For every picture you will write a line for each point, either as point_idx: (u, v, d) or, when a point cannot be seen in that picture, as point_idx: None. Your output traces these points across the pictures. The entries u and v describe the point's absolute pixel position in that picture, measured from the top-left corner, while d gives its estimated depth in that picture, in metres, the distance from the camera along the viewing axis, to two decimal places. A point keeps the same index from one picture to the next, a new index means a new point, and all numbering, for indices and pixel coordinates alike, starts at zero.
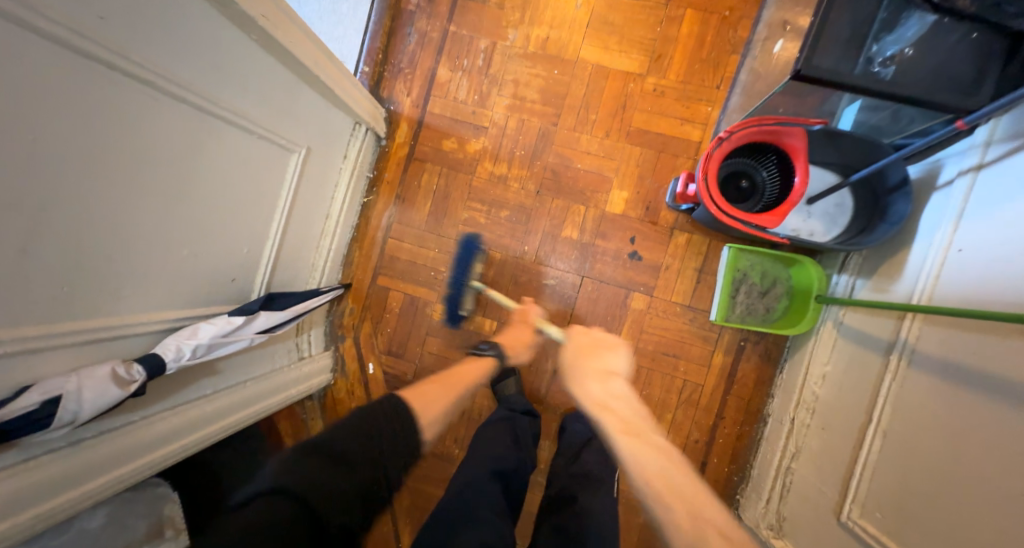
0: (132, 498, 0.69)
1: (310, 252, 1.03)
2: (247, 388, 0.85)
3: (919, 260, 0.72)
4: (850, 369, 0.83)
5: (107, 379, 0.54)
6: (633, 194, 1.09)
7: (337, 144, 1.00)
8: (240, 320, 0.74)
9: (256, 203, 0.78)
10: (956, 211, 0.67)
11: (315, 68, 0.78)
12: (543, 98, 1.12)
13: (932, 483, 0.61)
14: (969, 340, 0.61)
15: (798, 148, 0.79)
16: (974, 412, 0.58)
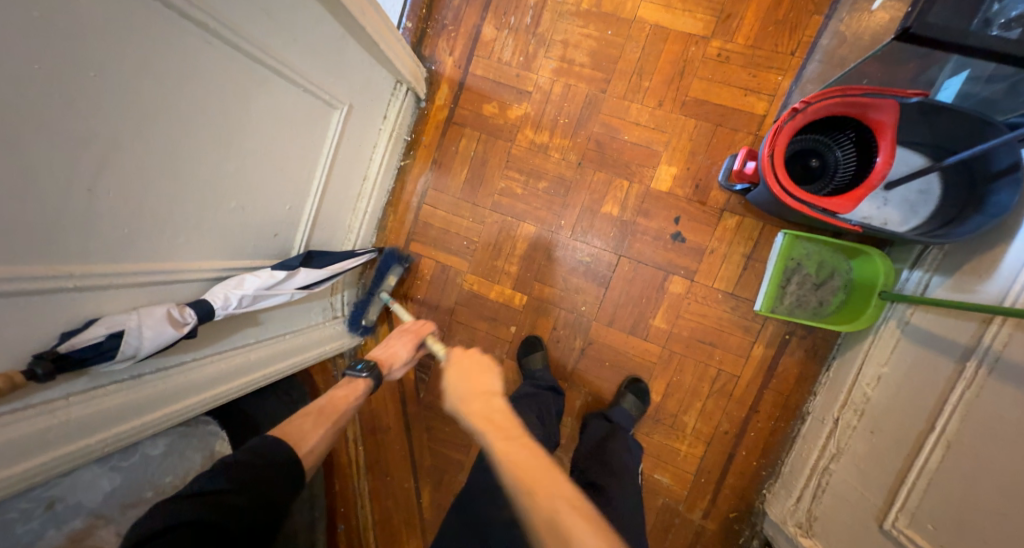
0: (187, 432, 0.71)
1: (346, 213, 1.03)
2: (286, 341, 0.87)
3: (1019, 257, 0.63)
4: (913, 372, 0.76)
5: (164, 319, 0.56)
6: (683, 170, 1.02)
7: (378, 103, 0.97)
8: (282, 274, 0.74)
9: (299, 159, 0.77)
10: None
11: (362, 20, 0.75)
12: (593, 62, 1.05)
13: (1003, 502, 0.56)
14: None
15: (885, 125, 0.69)
16: None
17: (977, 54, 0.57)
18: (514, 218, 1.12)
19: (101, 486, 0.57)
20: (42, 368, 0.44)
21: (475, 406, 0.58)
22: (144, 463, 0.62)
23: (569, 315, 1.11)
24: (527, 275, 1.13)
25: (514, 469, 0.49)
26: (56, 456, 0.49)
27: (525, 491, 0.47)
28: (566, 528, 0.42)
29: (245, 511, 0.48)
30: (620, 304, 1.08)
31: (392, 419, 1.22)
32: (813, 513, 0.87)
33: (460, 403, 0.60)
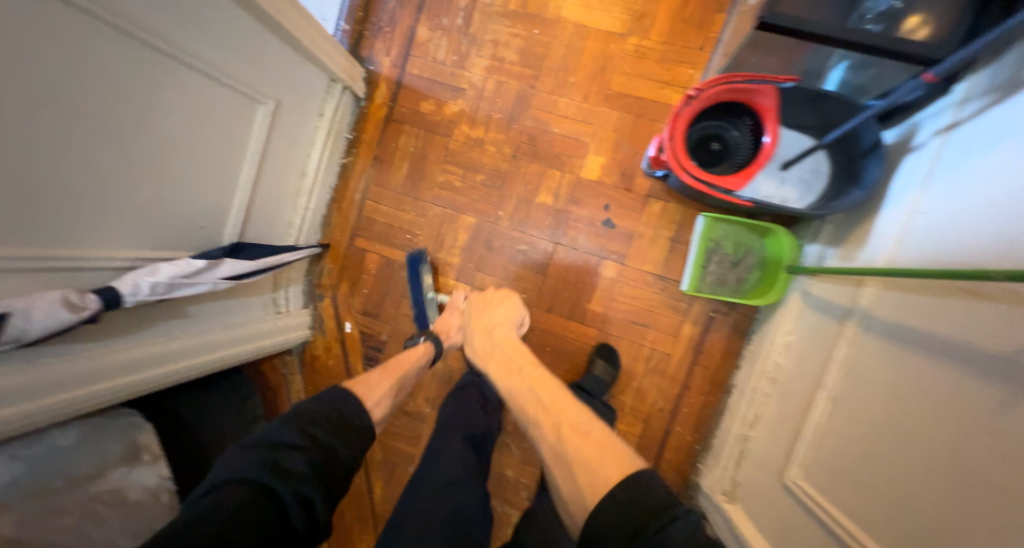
0: (104, 424, 0.72)
1: (286, 209, 1.05)
2: (215, 333, 0.88)
3: (886, 225, 0.69)
4: (810, 337, 0.81)
5: (59, 303, 0.54)
6: (609, 159, 1.07)
7: (312, 101, 1.00)
8: (202, 264, 0.75)
9: (224, 153, 0.79)
10: (925, 172, 0.64)
11: (280, 16, 0.76)
12: (522, 60, 1.10)
13: (871, 444, 0.60)
14: (922, 302, 0.58)
15: (769, 108, 0.76)
16: (914, 374, 0.57)
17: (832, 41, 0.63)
18: (455, 211, 1.16)
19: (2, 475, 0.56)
20: None
21: (480, 342, 0.80)
22: (49, 452, 0.62)
23: None
24: (468, 265, 1.16)
25: (512, 389, 0.64)
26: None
27: (539, 420, 0.56)
28: (580, 459, 0.47)
29: (311, 475, 0.47)
30: (558, 290, 1.12)
31: None
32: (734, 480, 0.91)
33: (474, 336, 0.84)
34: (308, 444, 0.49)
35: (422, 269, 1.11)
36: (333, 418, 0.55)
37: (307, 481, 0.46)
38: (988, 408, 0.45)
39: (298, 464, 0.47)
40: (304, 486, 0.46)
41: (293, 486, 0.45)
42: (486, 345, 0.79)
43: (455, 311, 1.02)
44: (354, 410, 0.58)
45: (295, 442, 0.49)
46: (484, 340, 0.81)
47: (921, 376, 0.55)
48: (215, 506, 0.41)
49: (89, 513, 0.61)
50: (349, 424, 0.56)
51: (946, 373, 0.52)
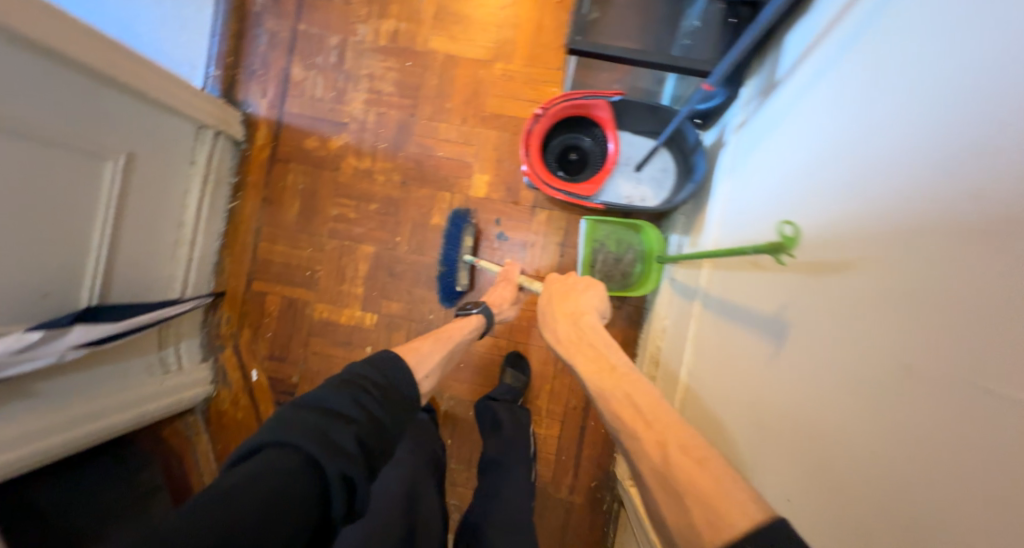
0: None
1: (163, 262, 1.03)
2: (74, 407, 0.83)
3: (709, 214, 0.81)
4: (674, 320, 0.90)
5: None
6: (493, 177, 1.13)
7: (177, 149, 1.00)
8: (39, 336, 0.70)
9: (64, 214, 0.76)
10: (729, 164, 0.77)
11: (112, 68, 0.77)
12: (398, 91, 1.14)
13: (707, 404, 0.69)
14: (733, 277, 0.68)
15: (606, 119, 0.88)
16: (730, 337, 0.66)
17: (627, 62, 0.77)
18: (353, 242, 1.16)
19: None
20: None
21: (561, 326, 0.68)
22: None
23: (419, 325, 1.15)
24: (373, 293, 1.16)
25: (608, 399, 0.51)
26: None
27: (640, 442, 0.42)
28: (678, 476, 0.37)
29: (360, 451, 0.44)
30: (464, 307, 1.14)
31: None
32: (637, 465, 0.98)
33: (551, 321, 0.72)
34: (359, 418, 0.47)
35: (466, 230, 1.11)
36: (381, 394, 0.53)
37: (358, 460, 0.43)
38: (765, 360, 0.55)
39: (347, 438, 0.44)
40: (349, 462, 0.42)
41: (343, 464, 0.42)
42: (564, 331, 0.67)
43: (506, 281, 0.95)
44: (404, 380, 0.57)
45: (348, 415, 0.47)
46: (558, 324, 0.69)
47: (732, 340, 0.66)
48: (263, 471, 0.39)
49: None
50: (397, 404, 0.54)
51: (745, 332, 0.62)
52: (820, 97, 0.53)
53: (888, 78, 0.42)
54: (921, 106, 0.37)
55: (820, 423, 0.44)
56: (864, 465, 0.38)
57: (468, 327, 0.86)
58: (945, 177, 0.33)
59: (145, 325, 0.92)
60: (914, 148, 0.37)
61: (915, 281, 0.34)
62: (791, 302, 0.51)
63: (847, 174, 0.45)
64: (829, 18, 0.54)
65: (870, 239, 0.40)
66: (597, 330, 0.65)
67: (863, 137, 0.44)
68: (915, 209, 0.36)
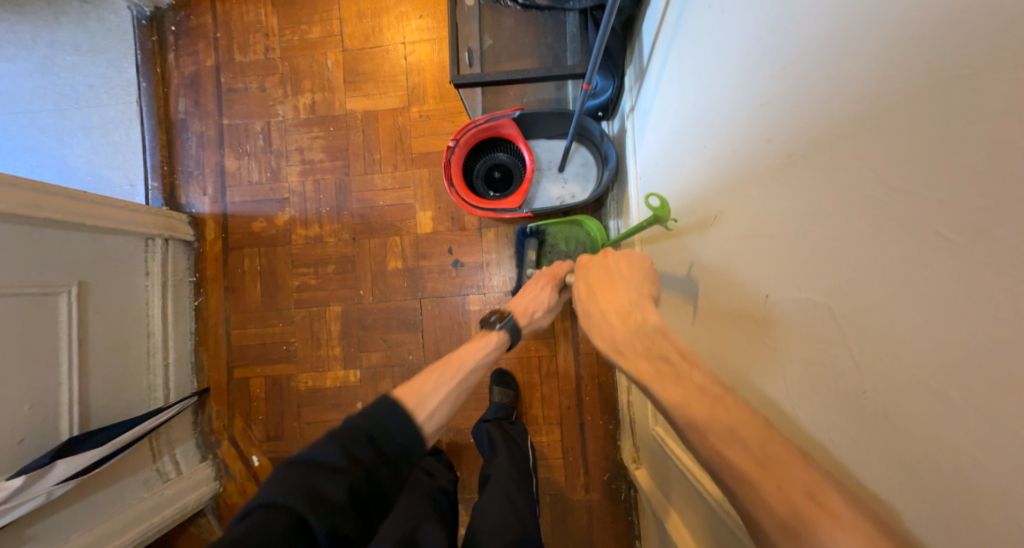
0: None
1: (139, 374, 1.06)
2: (72, 541, 0.85)
3: (629, 196, 0.90)
4: None
5: None
6: (436, 211, 1.18)
7: (126, 265, 1.05)
8: (19, 481, 0.74)
9: (26, 360, 0.81)
10: (632, 145, 0.88)
11: (42, 210, 0.85)
12: (328, 156, 1.20)
13: None
14: (658, 247, 0.77)
15: (515, 134, 0.94)
16: (668, 300, 0.74)
17: (510, 81, 0.86)
18: (320, 306, 1.19)
19: None
20: None
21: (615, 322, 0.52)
22: None
23: (402, 369, 1.17)
24: (350, 349, 1.18)
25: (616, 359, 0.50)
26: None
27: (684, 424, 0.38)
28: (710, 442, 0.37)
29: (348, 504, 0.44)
30: (440, 339, 1.17)
31: None
32: (637, 446, 1.02)
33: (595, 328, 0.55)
34: (350, 468, 0.46)
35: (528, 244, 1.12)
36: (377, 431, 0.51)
37: (346, 512, 0.43)
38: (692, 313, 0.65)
39: (337, 492, 0.44)
40: (341, 517, 0.43)
41: (331, 521, 0.42)
42: (630, 344, 0.49)
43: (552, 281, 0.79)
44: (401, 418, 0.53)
45: (334, 465, 0.46)
46: (616, 329, 0.52)
47: (668, 303, 0.74)
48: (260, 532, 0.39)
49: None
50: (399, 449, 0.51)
51: (674, 290, 0.71)
52: (672, 92, 0.68)
53: (705, 74, 0.57)
54: (727, 87, 0.51)
55: (734, 347, 0.53)
56: (765, 372, 0.47)
57: (488, 346, 0.72)
58: (753, 132, 0.47)
59: (131, 441, 0.95)
60: (732, 118, 0.51)
61: (756, 211, 0.47)
62: (695, 257, 0.62)
63: (704, 135, 0.58)
64: (661, 32, 0.70)
65: (725, 190, 0.53)
66: (672, 339, 0.47)
67: (702, 117, 0.58)
68: (744, 160, 0.49)
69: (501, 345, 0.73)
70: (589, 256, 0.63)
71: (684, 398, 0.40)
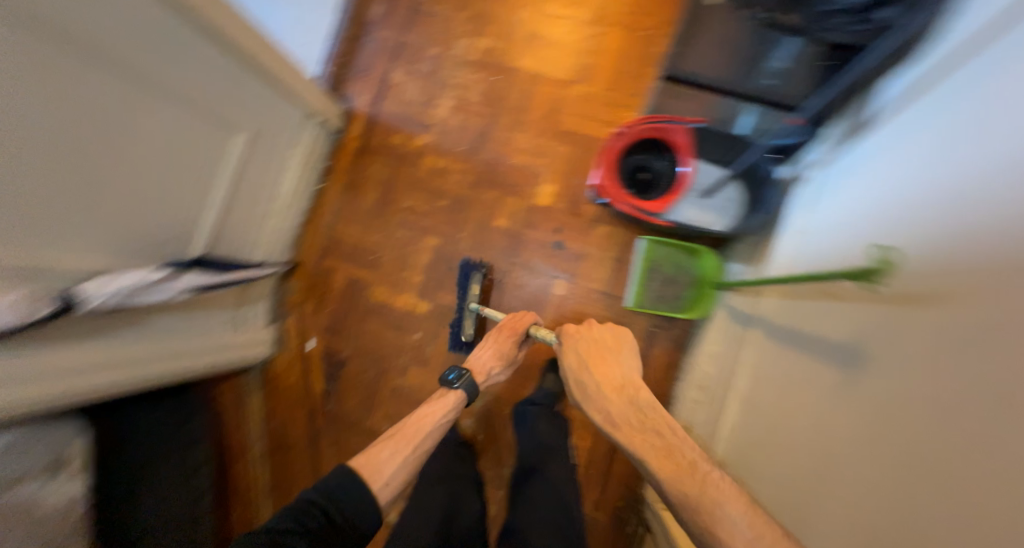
0: (40, 434, 0.74)
1: (258, 228, 1.15)
2: (173, 342, 0.95)
3: (780, 244, 0.84)
4: (728, 345, 0.92)
5: (11, 308, 0.57)
6: (560, 188, 1.19)
7: (289, 130, 1.13)
8: (164, 274, 0.81)
9: (196, 177, 0.89)
10: (803, 197, 0.81)
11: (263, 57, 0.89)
12: (483, 101, 1.24)
13: (755, 420, 0.74)
14: (798, 305, 0.71)
15: (681, 143, 0.92)
16: (789, 364, 0.69)
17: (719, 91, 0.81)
18: (420, 233, 1.24)
19: None
20: None
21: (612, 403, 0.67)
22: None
23: (468, 319, 1.21)
24: (430, 282, 1.23)
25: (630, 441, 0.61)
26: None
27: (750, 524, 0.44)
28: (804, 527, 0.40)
29: None
30: (514, 307, 1.19)
31: (299, 432, 1.25)
32: None
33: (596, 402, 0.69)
34: (301, 536, 0.55)
35: (472, 278, 1.12)
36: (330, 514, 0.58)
37: None
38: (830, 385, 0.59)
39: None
40: None
41: None
42: (622, 416, 0.65)
43: (518, 330, 0.94)
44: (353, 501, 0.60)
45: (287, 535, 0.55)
46: (610, 402, 0.68)
47: (789, 365, 0.69)
48: None
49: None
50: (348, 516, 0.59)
51: (808, 357, 0.65)
52: (902, 153, 0.58)
53: (971, 143, 0.47)
54: (1006, 163, 0.41)
55: (880, 445, 0.47)
56: (919, 488, 0.41)
57: (442, 410, 0.81)
58: (1015, 227, 0.38)
59: (240, 280, 1.03)
60: (991, 203, 0.41)
61: (984, 317, 0.38)
62: (859, 334, 0.55)
63: (935, 211, 0.48)
64: (914, 85, 0.60)
65: (942, 281, 0.44)
66: (654, 413, 0.64)
67: (943, 192, 0.48)
68: (996, 254, 0.39)
69: (461, 401, 0.85)
70: (577, 326, 0.82)
71: (678, 476, 0.52)
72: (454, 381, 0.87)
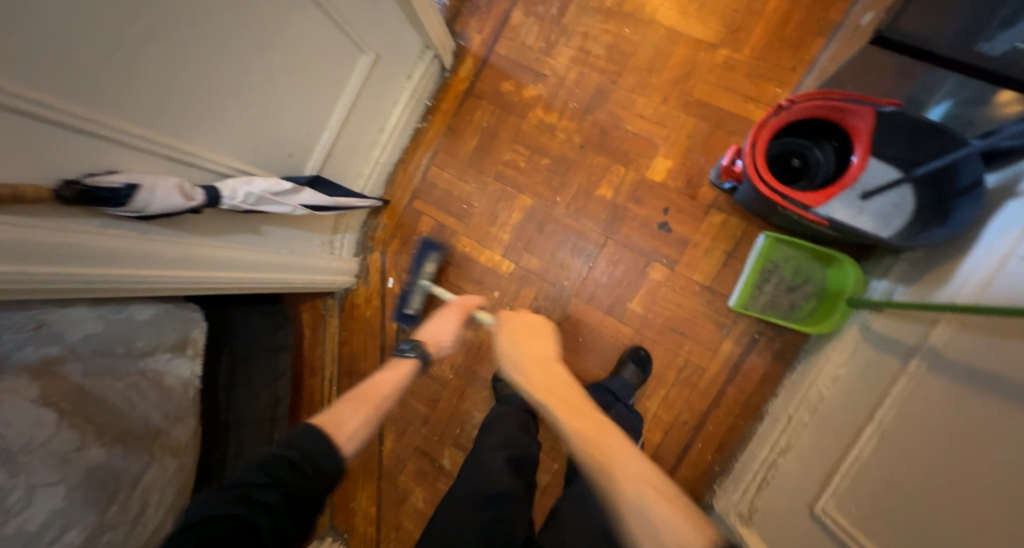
0: (175, 311, 0.81)
1: (360, 158, 1.15)
2: (282, 256, 0.98)
3: (972, 267, 0.72)
4: (865, 372, 0.83)
5: (175, 189, 0.61)
6: (677, 164, 1.08)
7: (405, 59, 1.09)
8: (288, 186, 0.83)
9: (321, 93, 0.88)
10: (1023, 217, 0.67)
11: None
12: (607, 55, 1.13)
13: (904, 464, 0.66)
14: (996, 345, 0.60)
15: (860, 131, 0.80)
16: (971, 411, 0.60)
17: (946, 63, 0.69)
18: (515, 189, 1.18)
19: (83, 327, 0.66)
20: (69, 192, 0.49)
21: (536, 374, 0.63)
22: (126, 322, 0.72)
23: (551, 288, 1.14)
24: (517, 243, 1.17)
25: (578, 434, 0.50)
26: (41, 272, 0.52)
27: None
28: None
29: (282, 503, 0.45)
30: (602, 284, 1.11)
31: (367, 366, 1.27)
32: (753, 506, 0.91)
33: (520, 370, 0.66)
34: (276, 480, 0.46)
35: (429, 258, 1.13)
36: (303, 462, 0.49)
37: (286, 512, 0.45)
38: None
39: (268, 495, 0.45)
40: (278, 516, 0.44)
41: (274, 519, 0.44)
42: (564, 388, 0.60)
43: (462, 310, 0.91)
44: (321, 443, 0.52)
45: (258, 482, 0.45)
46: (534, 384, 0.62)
47: (974, 412, 0.60)
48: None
49: (133, 384, 0.69)
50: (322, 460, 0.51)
51: (1001, 408, 0.56)
52: None
53: None
54: None
55: None
56: None
57: (402, 373, 0.72)
58: None
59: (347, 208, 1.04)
60: None
61: None
62: None
63: None
64: None
65: None
66: (548, 376, 0.63)
67: None
68: None
69: (416, 370, 0.75)
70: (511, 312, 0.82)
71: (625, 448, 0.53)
72: (407, 349, 0.77)
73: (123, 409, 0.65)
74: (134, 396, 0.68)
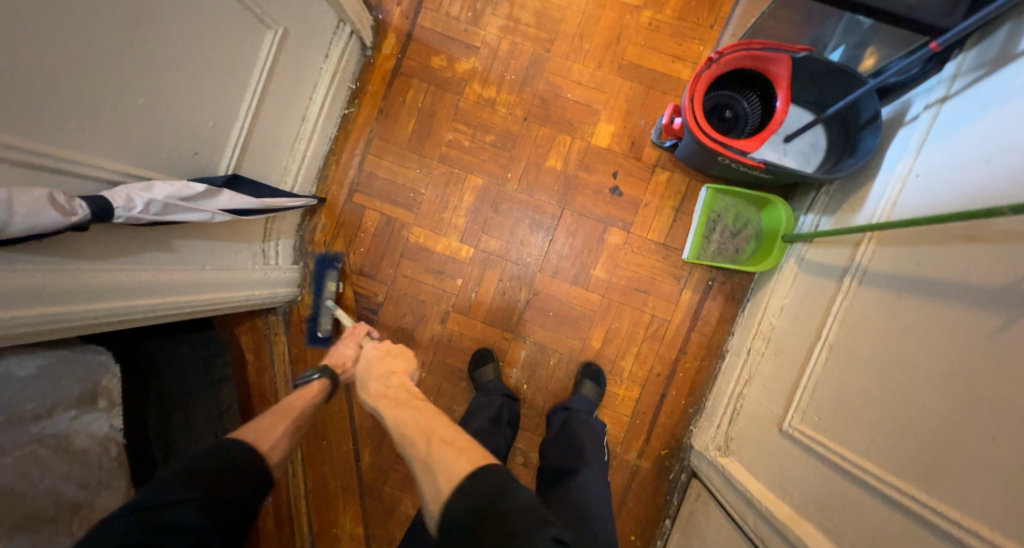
0: (69, 358, 0.68)
1: (283, 152, 1.01)
2: (206, 272, 0.85)
3: (881, 190, 0.82)
4: (807, 297, 0.93)
5: (45, 201, 0.48)
6: (620, 128, 1.10)
7: (320, 36, 0.97)
8: (200, 189, 0.71)
9: (224, 76, 0.75)
10: (918, 140, 0.77)
11: None
12: (537, 22, 1.11)
13: (856, 369, 0.75)
14: (916, 254, 0.70)
15: (780, 77, 0.88)
16: (903, 311, 0.70)
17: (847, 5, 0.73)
18: (462, 170, 1.13)
19: None
20: None
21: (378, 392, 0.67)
22: (7, 381, 0.57)
23: (515, 267, 1.13)
24: (472, 226, 1.14)
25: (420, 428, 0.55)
26: None
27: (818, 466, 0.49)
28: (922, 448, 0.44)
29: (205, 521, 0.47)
30: (564, 256, 1.12)
31: None
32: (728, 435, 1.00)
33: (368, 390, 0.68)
34: (198, 495, 0.49)
35: (330, 275, 1.13)
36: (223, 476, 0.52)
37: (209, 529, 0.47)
38: (959, 329, 0.59)
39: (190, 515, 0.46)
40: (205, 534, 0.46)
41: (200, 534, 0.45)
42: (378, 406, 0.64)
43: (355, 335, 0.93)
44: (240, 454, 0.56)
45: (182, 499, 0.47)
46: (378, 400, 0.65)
47: (906, 312, 0.69)
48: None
49: (30, 455, 0.57)
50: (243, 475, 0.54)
51: (930, 305, 0.65)
52: None
53: None
54: None
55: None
56: None
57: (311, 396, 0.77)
58: None
59: (274, 210, 0.92)
60: None
61: None
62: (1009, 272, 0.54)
63: None
64: None
65: None
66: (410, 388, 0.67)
67: None
68: None
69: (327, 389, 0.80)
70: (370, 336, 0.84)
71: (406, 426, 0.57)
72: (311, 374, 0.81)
73: (18, 488, 0.54)
74: (33, 471, 0.57)
